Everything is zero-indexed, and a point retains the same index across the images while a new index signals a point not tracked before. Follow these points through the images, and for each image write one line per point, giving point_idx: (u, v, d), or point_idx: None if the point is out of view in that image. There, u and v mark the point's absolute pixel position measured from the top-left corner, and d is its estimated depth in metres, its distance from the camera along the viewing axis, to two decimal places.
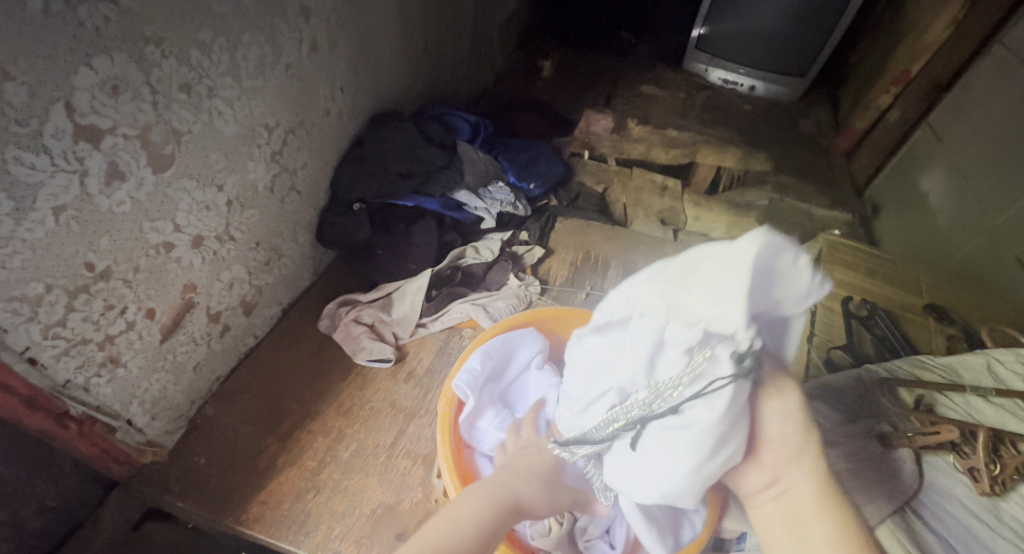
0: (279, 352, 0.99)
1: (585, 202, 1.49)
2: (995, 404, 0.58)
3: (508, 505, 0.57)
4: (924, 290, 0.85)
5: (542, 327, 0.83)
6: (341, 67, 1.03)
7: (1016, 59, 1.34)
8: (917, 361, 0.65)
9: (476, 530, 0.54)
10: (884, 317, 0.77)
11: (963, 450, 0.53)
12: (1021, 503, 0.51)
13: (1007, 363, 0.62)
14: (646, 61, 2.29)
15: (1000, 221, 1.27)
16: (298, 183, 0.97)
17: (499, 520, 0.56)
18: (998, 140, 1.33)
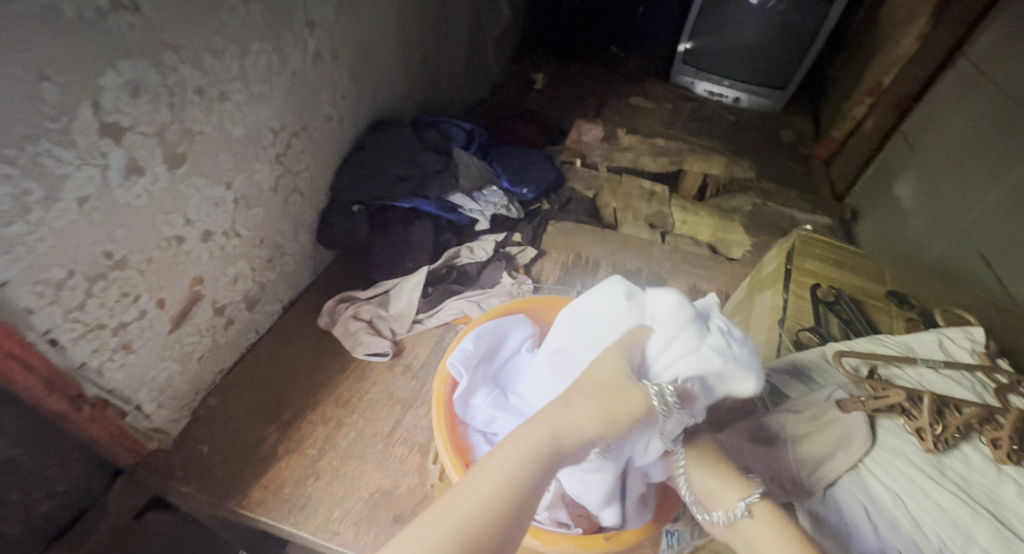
0: (279, 346, 1.03)
1: (576, 206, 1.54)
2: (945, 375, 0.64)
3: (545, 453, 0.52)
4: (888, 279, 0.91)
5: (532, 314, 0.88)
6: (343, 76, 1.08)
7: (979, 71, 1.42)
8: (876, 339, 0.70)
9: (507, 488, 0.50)
10: (848, 302, 0.83)
11: (911, 413, 0.58)
12: (963, 460, 0.57)
13: (953, 340, 0.70)
14: (635, 73, 2.36)
15: (966, 221, 1.32)
16: (301, 184, 1.02)
17: (533, 476, 0.51)
18: (964, 146, 1.39)
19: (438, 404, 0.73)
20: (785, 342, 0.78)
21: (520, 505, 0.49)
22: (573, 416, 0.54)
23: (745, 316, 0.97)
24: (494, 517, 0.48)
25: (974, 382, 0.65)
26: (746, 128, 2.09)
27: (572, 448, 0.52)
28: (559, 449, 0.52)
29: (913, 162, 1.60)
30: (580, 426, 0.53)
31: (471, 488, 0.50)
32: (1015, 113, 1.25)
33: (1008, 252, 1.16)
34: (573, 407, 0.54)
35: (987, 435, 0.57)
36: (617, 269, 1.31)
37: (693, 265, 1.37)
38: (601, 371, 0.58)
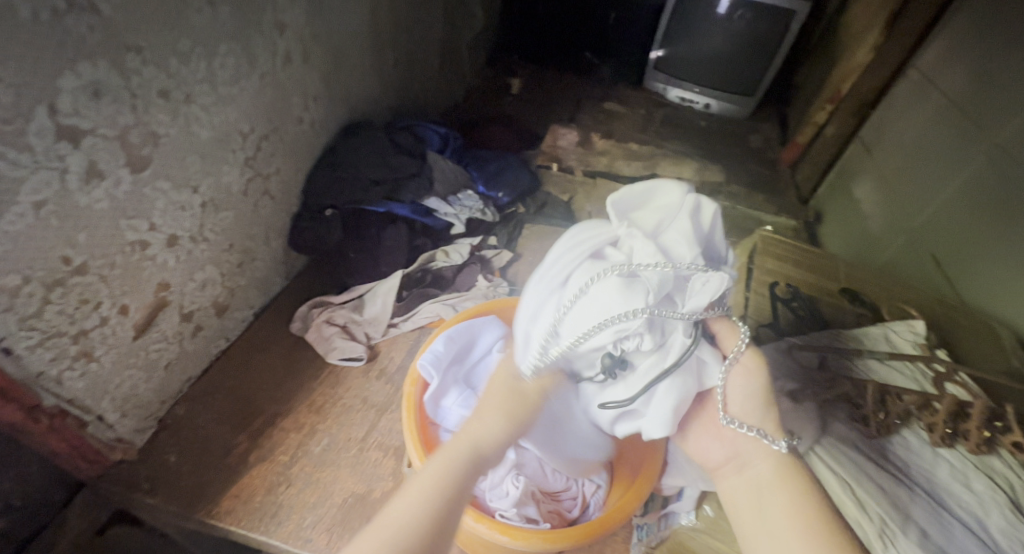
0: (250, 353, 1.01)
1: (551, 210, 1.57)
2: (888, 364, 0.73)
3: (468, 455, 0.58)
4: (843, 278, 0.96)
5: (502, 315, 0.88)
6: (314, 79, 1.07)
7: (927, 82, 1.50)
8: (830, 334, 0.80)
9: (439, 494, 0.54)
10: (805, 299, 0.87)
11: (857, 402, 0.69)
12: (902, 442, 0.67)
13: (899, 332, 0.78)
14: (609, 79, 2.40)
15: (917, 224, 1.38)
16: (271, 188, 1.01)
17: (459, 481, 0.56)
18: (915, 153, 1.47)
19: (409, 406, 0.73)
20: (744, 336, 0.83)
21: (447, 517, 0.53)
22: (484, 429, 0.60)
23: None
24: (422, 533, 0.51)
25: (916, 371, 0.73)
26: (716, 134, 2.14)
27: (489, 456, 0.59)
28: (476, 460, 0.58)
29: (870, 166, 1.67)
30: (494, 438, 0.60)
31: (402, 508, 0.53)
32: (960, 121, 1.33)
33: (955, 254, 1.23)
34: (483, 421, 0.61)
35: (924, 420, 0.67)
36: None
37: None
38: (503, 380, 0.65)
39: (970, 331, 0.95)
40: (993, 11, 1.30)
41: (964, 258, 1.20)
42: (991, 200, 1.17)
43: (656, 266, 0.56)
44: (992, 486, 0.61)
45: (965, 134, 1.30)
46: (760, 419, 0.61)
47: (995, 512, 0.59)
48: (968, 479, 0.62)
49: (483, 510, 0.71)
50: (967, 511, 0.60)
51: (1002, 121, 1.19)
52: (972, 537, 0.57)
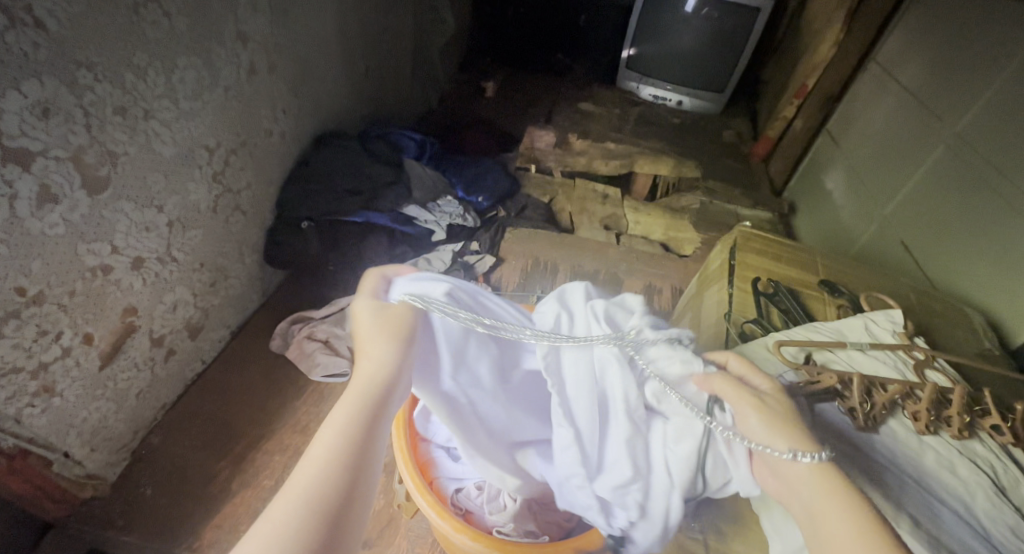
0: (227, 376, 0.99)
1: (532, 212, 1.63)
2: (871, 355, 0.74)
3: (369, 394, 0.46)
4: (821, 269, 0.96)
5: None
6: (281, 90, 1.04)
7: (889, 77, 1.59)
8: (812, 326, 0.80)
9: (346, 445, 0.42)
10: (787, 293, 0.88)
11: (844, 394, 0.68)
12: (890, 432, 0.67)
13: (876, 322, 0.79)
14: (583, 79, 2.41)
15: (888, 211, 1.45)
16: (242, 203, 0.97)
17: (366, 425, 0.44)
18: (881, 144, 1.54)
19: (398, 425, 0.71)
20: (732, 333, 0.82)
21: (363, 458, 0.43)
22: (377, 357, 0.49)
23: (695, 309, 1.01)
24: (342, 489, 0.40)
25: (897, 359, 0.74)
26: (689, 130, 2.16)
27: (397, 385, 0.49)
28: (386, 392, 0.48)
29: (838, 159, 1.74)
30: (398, 369, 0.50)
31: (308, 471, 0.40)
32: (922, 112, 1.40)
33: (925, 241, 1.29)
34: (371, 352, 0.50)
35: (908, 409, 0.68)
36: (575, 272, 1.33)
37: (647, 263, 1.43)
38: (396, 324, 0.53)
39: (942, 317, 0.96)
40: (950, 6, 1.39)
41: (934, 241, 1.26)
42: (954, 181, 1.23)
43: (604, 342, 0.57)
44: (974, 470, 0.64)
45: (926, 124, 1.37)
46: (773, 434, 0.50)
47: (980, 496, 0.62)
48: (954, 465, 0.64)
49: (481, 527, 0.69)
50: (955, 497, 0.62)
51: (962, 109, 1.26)
52: (965, 523, 0.59)
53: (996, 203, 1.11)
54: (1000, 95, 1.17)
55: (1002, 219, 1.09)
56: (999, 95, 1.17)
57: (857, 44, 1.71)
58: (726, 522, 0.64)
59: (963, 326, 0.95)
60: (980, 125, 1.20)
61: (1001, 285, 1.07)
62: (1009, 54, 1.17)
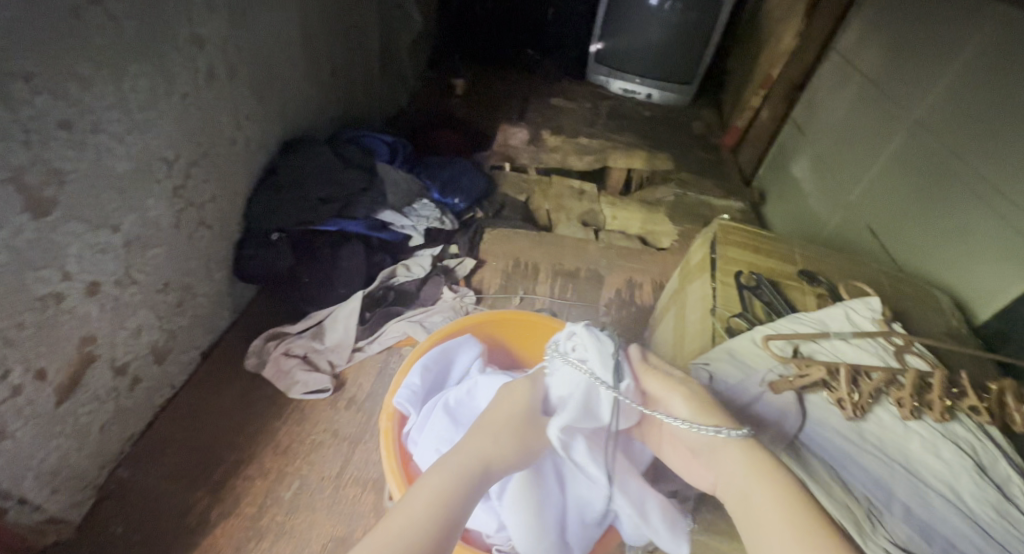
0: (199, 400, 0.96)
1: (509, 211, 1.63)
2: (854, 344, 0.70)
3: (475, 466, 0.54)
4: (798, 259, 0.96)
5: (477, 332, 0.83)
6: (244, 95, 0.99)
7: (849, 66, 1.62)
8: (795, 318, 0.75)
9: (442, 495, 0.50)
10: (769, 285, 0.87)
11: (833, 385, 0.65)
12: (877, 421, 0.64)
13: (857, 310, 0.76)
14: (553, 75, 2.41)
15: (852, 197, 1.48)
16: (208, 217, 0.92)
17: (462, 494, 0.51)
18: (843, 131, 1.57)
19: (388, 445, 0.65)
20: (719, 329, 0.80)
21: (452, 522, 0.49)
22: (495, 444, 0.58)
23: (679, 305, 0.99)
24: (432, 542, 0.46)
25: (877, 346, 0.71)
26: (661, 123, 2.18)
27: (494, 469, 0.56)
28: (486, 471, 0.55)
29: (804, 146, 1.77)
30: (504, 454, 0.58)
31: (414, 507, 0.48)
32: (881, 101, 1.43)
33: (888, 225, 1.32)
34: (496, 438, 0.58)
35: (893, 395, 0.65)
36: (557, 271, 1.37)
37: (627, 259, 1.44)
38: (510, 406, 0.62)
39: (914, 299, 0.97)
40: None
41: (898, 226, 1.29)
42: (915, 168, 1.26)
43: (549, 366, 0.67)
44: (958, 452, 0.61)
45: (886, 111, 1.41)
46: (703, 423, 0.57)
47: (965, 478, 0.60)
48: (936, 449, 0.62)
49: (478, 547, 0.68)
50: (942, 482, 0.59)
51: (918, 98, 1.30)
52: (956, 510, 0.57)
53: (957, 187, 1.14)
54: (954, 82, 1.19)
55: (963, 201, 1.12)
56: (954, 82, 1.19)
57: (822, 32, 1.72)
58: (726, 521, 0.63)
59: (933, 306, 0.97)
60: (935, 112, 1.24)
61: (965, 264, 1.09)
62: (963, 41, 1.19)
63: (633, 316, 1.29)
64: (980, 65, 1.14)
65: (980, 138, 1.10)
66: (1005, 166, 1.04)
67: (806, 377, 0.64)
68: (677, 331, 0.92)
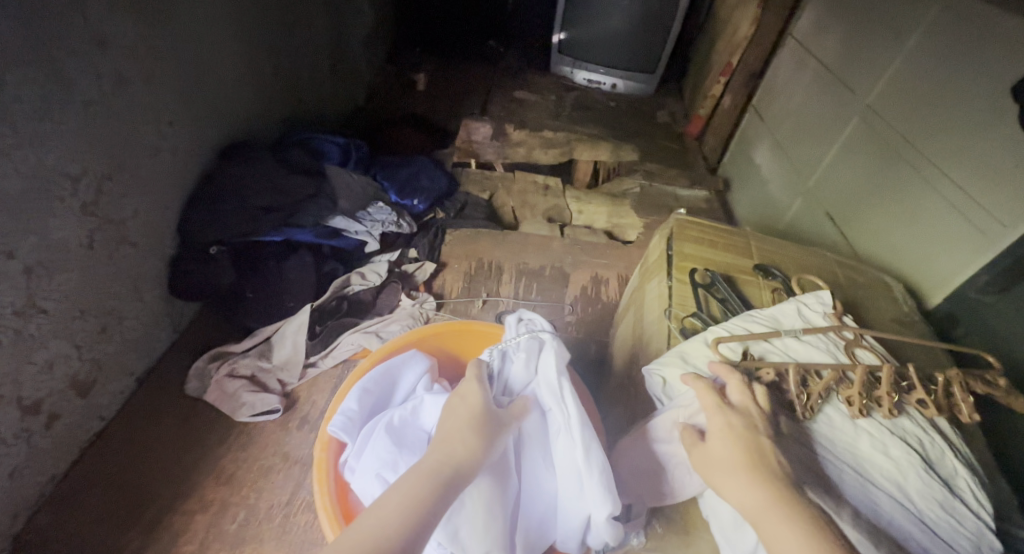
0: (134, 432, 0.91)
1: (472, 210, 1.60)
2: (804, 341, 0.67)
3: (445, 473, 0.49)
4: (754, 252, 0.94)
5: (424, 346, 0.80)
6: (168, 100, 0.93)
7: (805, 51, 1.61)
8: (748, 316, 0.73)
9: (410, 505, 0.45)
10: (724, 282, 0.84)
11: (781, 389, 0.61)
12: (828, 421, 0.59)
13: (809, 305, 0.73)
14: (516, 66, 2.37)
15: (812, 182, 1.48)
16: (130, 234, 0.87)
17: (431, 504, 0.46)
18: (802, 116, 1.57)
19: (321, 477, 0.62)
20: (674, 330, 0.78)
21: (417, 537, 0.44)
22: (464, 444, 0.53)
23: (638, 303, 0.96)
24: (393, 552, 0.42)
25: (828, 342, 0.68)
26: (626, 113, 2.16)
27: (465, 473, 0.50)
28: (456, 477, 0.50)
29: (765, 132, 1.76)
30: (473, 455, 0.52)
31: (367, 521, 0.44)
32: (834, 87, 1.44)
33: (846, 210, 1.32)
34: (466, 438, 0.53)
35: (842, 394, 0.60)
36: (521, 271, 1.33)
37: (592, 254, 1.41)
38: (471, 402, 0.58)
39: (867, 286, 0.96)
40: None
41: (857, 211, 1.29)
42: (870, 155, 1.26)
43: (500, 354, 0.68)
44: (906, 449, 0.57)
45: (841, 96, 1.40)
46: (731, 477, 0.49)
47: (912, 476, 0.56)
48: (885, 446, 0.58)
49: None
50: (890, 482, 0.56)
51: (871, 81, 1.30)
52: (901, 510, 0.54)
53: (906, 170, 1.14)
54: (903, 68, 1.19)
55: (910, 184, 1.13)
56: (904, 65, 1.19)
57: (779, 17, 1.72)
58: (677, 534, 0.56)
59: (885, 293, 0.96)
60: (889, 94, 1.23)
61: (920, 248, 1.08)
62: (913, 23, 1.19)
63: (600, 313, 1.26)
64: (927, 48, 1.14)
65: (929, 122, 1.10)
66: (956, 147, 1.03)
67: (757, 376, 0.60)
68: (636, 331, 0.90)
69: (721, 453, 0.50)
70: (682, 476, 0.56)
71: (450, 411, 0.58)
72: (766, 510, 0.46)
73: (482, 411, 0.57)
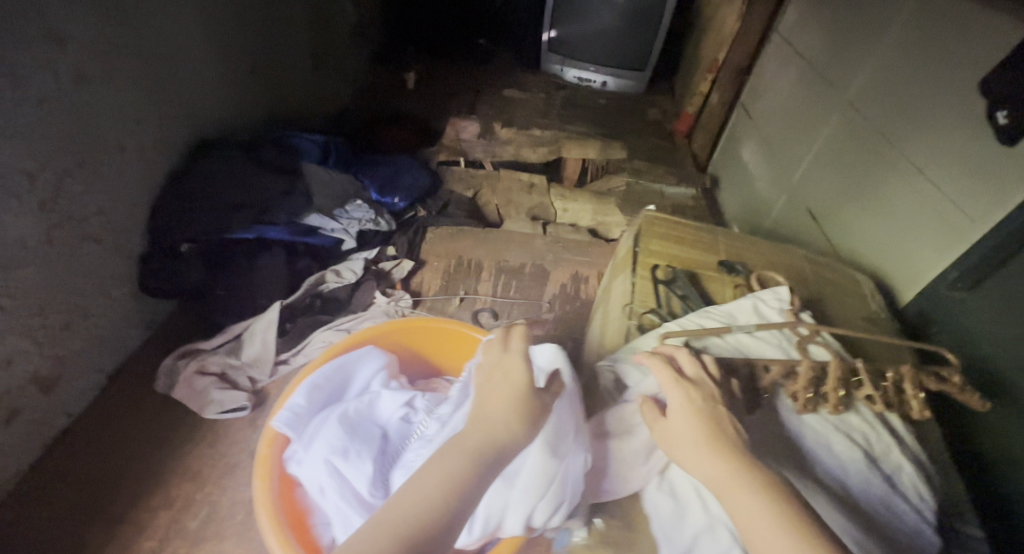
0: (101, 429, 0.91)
1: (454, 208, 1.60)
2: (756, 336, 0.68)
3: (487, 454, 0.47)
4: (721, 248, 0.94)
5: (382, 342, 0.80)
6: (135, 97, 0.94)
7: (790, 48, 1.61)
8: (703, 312, 0.73)
9: (454, 482, 0.44)
10: (685, 278, 0.84)
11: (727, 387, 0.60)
12: (772, 416, 0.59)
13: (765, 301, 0.73)
14: (506, 65, 2.37)
15: (796, 179, 1.47)
16: (94, 231, 0.89)
17: (474, 484, 0.45)
18: (787, 112, 1.56)
19: (263, 472, 0.61)
20: (632, 327, 0.78)
21: (460, 511, 0.42)
22: (511, 426, 0.50)
23: (604, 304, 0.95)
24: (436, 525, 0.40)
25: (781, 337, 0.69)
26: (616, 111, 2.16)
27: (509, 453, 0.48)
28: (499, 458, 0.48)
29: (752, 129, 1.76)
30: (517, 437, 0.50)
31: (404, 496, 0.42)
32: (818, 83, 1.43)
33: (828, 207, 1.32)
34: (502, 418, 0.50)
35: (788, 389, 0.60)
36: (501, 268, 1.33)
37: (574, 252, 1.41)
38: (515, 378, 0.54)
39: (835, 283, 0.95)
40: None
41: (837, 208, 1.29)
42: (851, 151, 1.26)
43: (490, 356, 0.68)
44: (850, 446, 0.57)
45: (823, 92, 1.40)
46: (694, 451, 0.48)
47: (852, 472, 0.56)
48: (829, 443, 0.58)
49: None
50: (831, 477, 0.56)
51: (852, 76, 1.29)
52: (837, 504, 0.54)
53: (884, 165, 1.14)
54: (885, 61, 1.18)
55: (889, 178, 1.12)
56: (883, 58, 1.18)
57: (764, 13, 1.71)
58: (621, 528, 0.56)
59: (854, 290, 0.95)
60: (868, 88, 1.23)
61: (895, 245, 1.08)
62: (892, 17, 1.18)
63: (578, 312, 1.26)
64: (905, 42, 1.13)
65: (906, 116, 1.09)
66: (930, 140, 1.02)
67: (701, 354, 0.60)
68: (601, 328, 0.89)
69: (679, 427, 0.50)
70: (629, 471, 0.55)
71: (492, 386, 0.54)
72: (727, 480, 0.46)
73: (532, 388, 0.53)
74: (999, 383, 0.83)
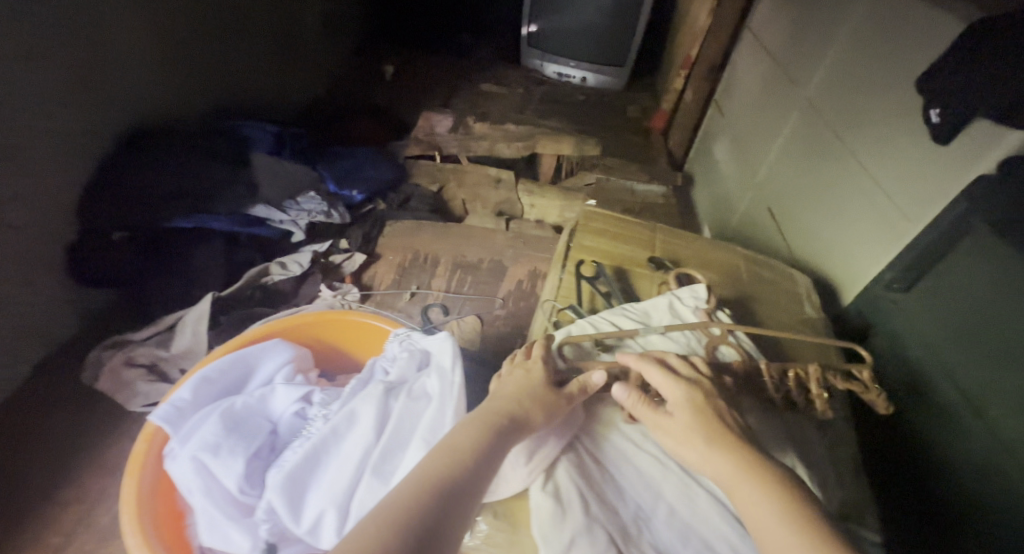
0: (24, 420, 0.92)
1: (417, 202, 1.56)
2: (667, 337, 0.68)
3: (506, 423, 0.50)
4: (658, 246, 0.93)
5: (296, 334, 0.80)
6: (59, 83, 0.94)
7: (760, 45, 1.58)
8: (619, 309, 0.72)
9: (476, 448, 0.46)
10: (609, 276, 0.82)
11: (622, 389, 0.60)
12: None
13: (682, 299, 0.72)
14: (486, 58, 2.35)
15: (759, 178, 1.47)
16: (13, 218, 0.90)
17: (494, 451, 0.47)
18: (756, 110, 1.55)
19: (134, 468, 0.62)
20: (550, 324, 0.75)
21: (485, 472, 0.45)
22: (524, 406, 0.52)
23: None
24: (463, 483, 0.42)
25: (691, 337, 0.68)
26: (594, 108, 2.14)
27: (525, 424, 0.51)
28: (517, 427, 0.50)
29: (725, 128, 1.74)
30: (536, 417, 0.52)
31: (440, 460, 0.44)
32: (781, 81, 1.42)
33: (784, 208, 1.31)
34: (520, 398, 0.53)
35: None
36: (457, 264, 1.31)
37: (534, 248, 1.39)
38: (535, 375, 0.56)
39: (769, 282, 0.94)
40: None
41: (790, 209, 1.29)
42: (807, 151, 1.24)
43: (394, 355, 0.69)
44: None
45: (786, 90, 1.39)
46: (705, 452, 0.49)
47: None
48: None
49: None
50: None
51: (810, 74, 1.28)
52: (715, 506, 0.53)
53: (832, 165, 1.14)
54: (841, 59, 1.16)
55: (840, 177, 1.10)
56: (838, 55, 1.17)
57: (735, 10, 1.68)
58: (501, 531, 0.53)
59: (789, 292, 0.94)
60: (824, 87, 1.22)
61: (837, 249, 1.08)
62: (848, 14, 1.16)
63: (530, 308, 1.23)
64: (860, 40, 1.10)
65: (855, 115, 1.08)
66: (873, 140, 1.02)
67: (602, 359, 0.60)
68: None
69: (683, 427, 0.51)
70: (508, 471, 0.53)
71: (511, 379, 0.56)
72: (739, 475, 0.47)
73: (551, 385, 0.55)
74: (917, 388, 0.82)
